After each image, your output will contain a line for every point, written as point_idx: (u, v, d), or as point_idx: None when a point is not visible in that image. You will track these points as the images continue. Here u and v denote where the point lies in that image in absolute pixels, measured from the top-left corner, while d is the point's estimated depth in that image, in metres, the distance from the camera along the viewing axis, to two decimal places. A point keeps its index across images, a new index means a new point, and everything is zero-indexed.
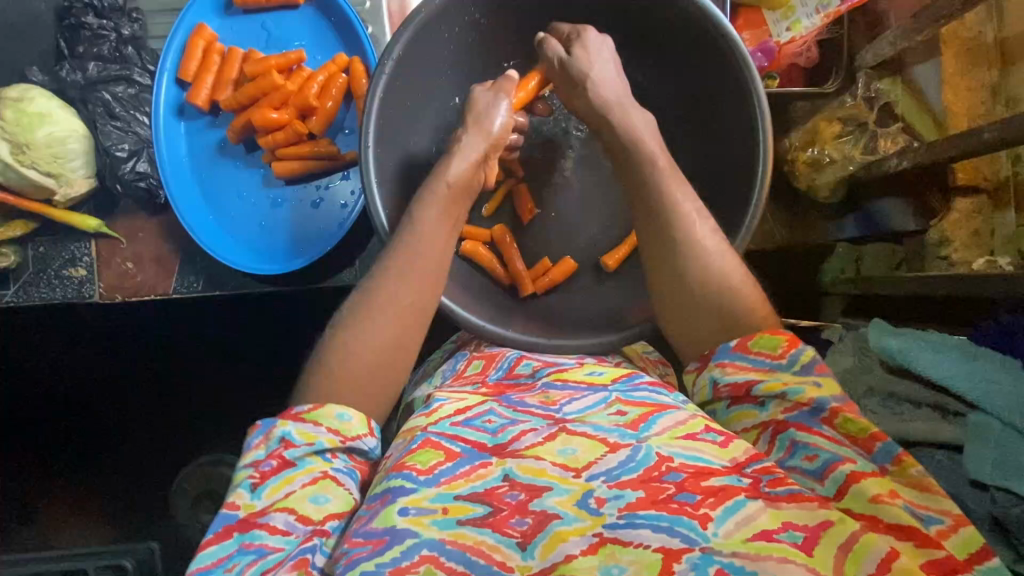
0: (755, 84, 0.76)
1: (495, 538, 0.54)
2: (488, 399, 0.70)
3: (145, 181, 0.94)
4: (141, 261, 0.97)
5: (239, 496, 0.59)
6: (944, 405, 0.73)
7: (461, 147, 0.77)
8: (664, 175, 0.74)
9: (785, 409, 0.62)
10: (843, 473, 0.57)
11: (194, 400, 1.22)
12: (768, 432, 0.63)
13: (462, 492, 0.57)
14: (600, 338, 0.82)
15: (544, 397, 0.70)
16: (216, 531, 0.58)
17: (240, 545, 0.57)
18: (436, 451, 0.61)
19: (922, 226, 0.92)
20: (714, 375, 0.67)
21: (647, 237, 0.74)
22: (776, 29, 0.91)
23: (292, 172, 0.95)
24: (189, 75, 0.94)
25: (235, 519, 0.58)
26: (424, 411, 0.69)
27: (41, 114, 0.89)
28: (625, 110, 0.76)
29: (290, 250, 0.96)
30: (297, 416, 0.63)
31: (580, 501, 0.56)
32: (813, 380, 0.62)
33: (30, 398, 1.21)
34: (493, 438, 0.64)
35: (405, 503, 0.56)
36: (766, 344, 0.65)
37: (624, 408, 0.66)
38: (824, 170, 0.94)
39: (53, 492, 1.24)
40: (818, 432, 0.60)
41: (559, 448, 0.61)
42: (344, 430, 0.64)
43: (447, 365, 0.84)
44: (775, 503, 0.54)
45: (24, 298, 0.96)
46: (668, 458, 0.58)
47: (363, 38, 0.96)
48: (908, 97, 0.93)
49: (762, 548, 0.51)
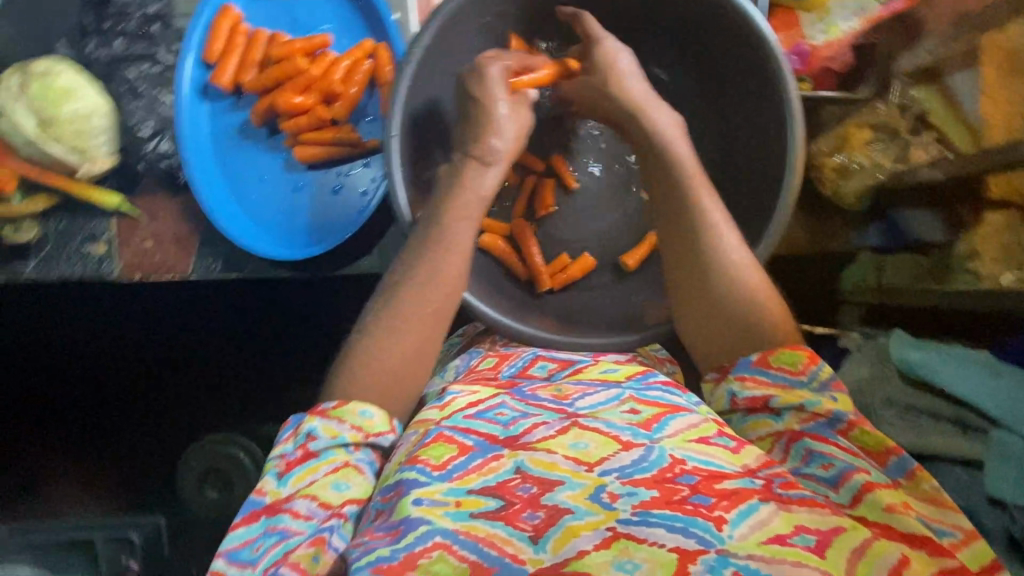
0: (787, 80, 0.74)
1: (507, 531, 0.53)
2: (500, 392, 0.71)
3: (167, 161, 0.95)
4: (161, 240, 0.97)
5: (267, 482, 0.61)
6: (965, 420, 0.73)
7: (496, 160, 0.79)
8: (695, 179, 0.76)
9: (801, 419, 0.63)
10: (858, 482, 0.57)
11: (208, 381, 1.23)
12: (784, 440, 0.64)
13: (475, 487, 0.57)
14: (616, 338, 0.84)
15: (555, 392, 0.72)
16: (244, 515, 0.60)
17: (266, 528, 0.58)
18: (450, 446, 0.61)
19: (950, 238, 0.89)
20: (732, 389, 0.67)
21: (672, 241, 0.76)
22: (811, 31, 0.92)
23: (315, 157, 0.95)
24: (213, 55, 0.92)
25: (262, 504, 0.60)
26: (437, 404, 0.69)
27: (67, 89, 0.89)
28: (656, 109, 0.80)
29: (312, 234, 0.97)
30: (323, 412, 0.64)
31: (592, 496, 0.56)
32: (829, 395, 0.63)
33: (46, 374, 1.22)
34: (505, 430, 0.64)
35: (419, 494, 0.56)
36: (786, 359, 0.65)
37: (638, 407, 0.66)
38: (851, 177, 0.93)
39: (63, 467, 1.26)
40: (833, 443, 0.61)
41: (571, 442, 0.61)
42: (366, 427, 0.64)
43: (460, 361, 0.83)
44: (786, 506, 0.54)
45: (44, 273, 0.96)
46: (682, 461, 0.58)
47: (388, 24, 0.94)
48: (944, 107, 0.89)
49: (777, 551, 0.50)
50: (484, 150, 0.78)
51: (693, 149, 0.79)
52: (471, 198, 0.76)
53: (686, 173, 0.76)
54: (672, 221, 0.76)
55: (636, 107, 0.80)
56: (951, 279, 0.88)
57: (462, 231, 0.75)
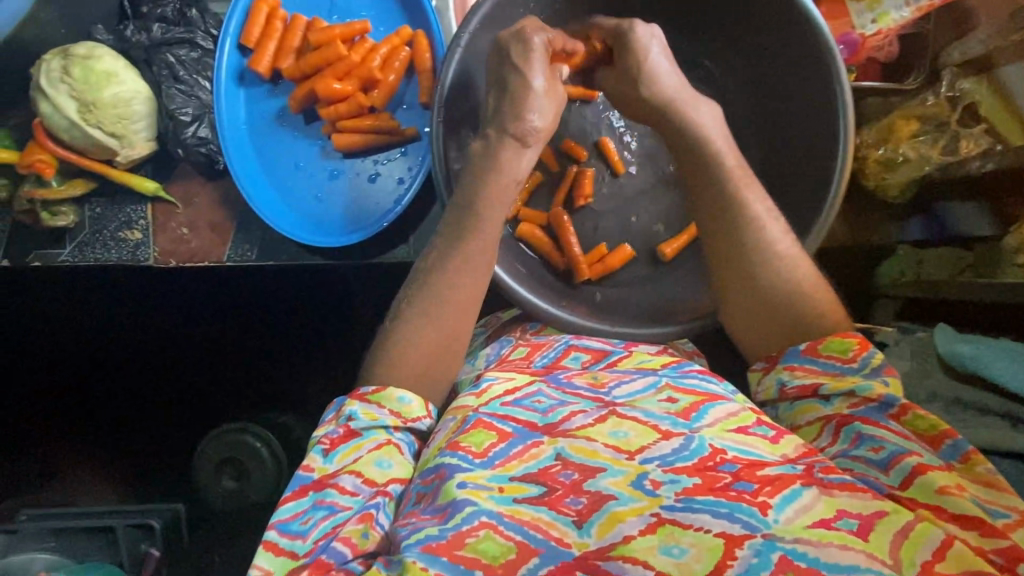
0: (838, 68, 0.74)
1: (551, 515, 0.54)
2: (535, 379, 0.71)
3: (206, 146, 0.93)
4: (196, 226, 0.97)
5: (312, 459, 0.61)
6: (1016, 414, 0.73)
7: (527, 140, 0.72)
8: (735, 173, 0.73)
9: (851, 404, 0.62)
10: (910, 464, 0.56)
11: (239, 369, 1.24)
12: (833, 424, 0.63)
13: (517, 473, 0.57)
14: (658, 329, 0.83)
15: (592, 379, 0.71)
16: (293, 489, 0.59)
17: (314, 502, 0.58)
18: (490, 432, 0.60)
19: (999, 231, 0.85)
20: (782, 378, 0.67)
21: (715, 236, 0.73)
22: (860, 21, 0.89)
23: (355, 145, 0.94)
24: (252, 41, 0.92)
25: (309, 480, 0.60)
26: (474, 391, 0.68)
27: (109, 73, 0.88)
28: (696, 104, 0.74)
29: (346, 223, 0.96)
30: (363, 396, 0.65)
31: (634, 482, 0.56)
32: (881, 380, 0.62)
33: (74, 362, 1.22)
34: (544, 418, 0.63)
35: (464, 478, 0.56)
36: (836, 348, 0.65)
37: (675, 395, 0.65)
38: (897, 170, 0.92)
39: (90, 454, 1.26)
40: (884, 427, 0.59)
41: (610, 430, 0.61)
42: (404, 412, 0.64)
43: (491, 349, 0.83)
44: (828, 490, 0.54)
45: (79, 259, 0.96)
46: (721, 451, 0.58)
47: (427, 11, 0.94)
48: (995, 98, 0.88)
49: (823, 535, 0.50)
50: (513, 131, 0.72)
51: (731, 137, 0.75)
52: (505, 183, 0.72)
53: (726, 169, 0.72)
54: (716, 215, 0.72)
55: (665, 104, 0.74)
56: (998, 273, 0.86)
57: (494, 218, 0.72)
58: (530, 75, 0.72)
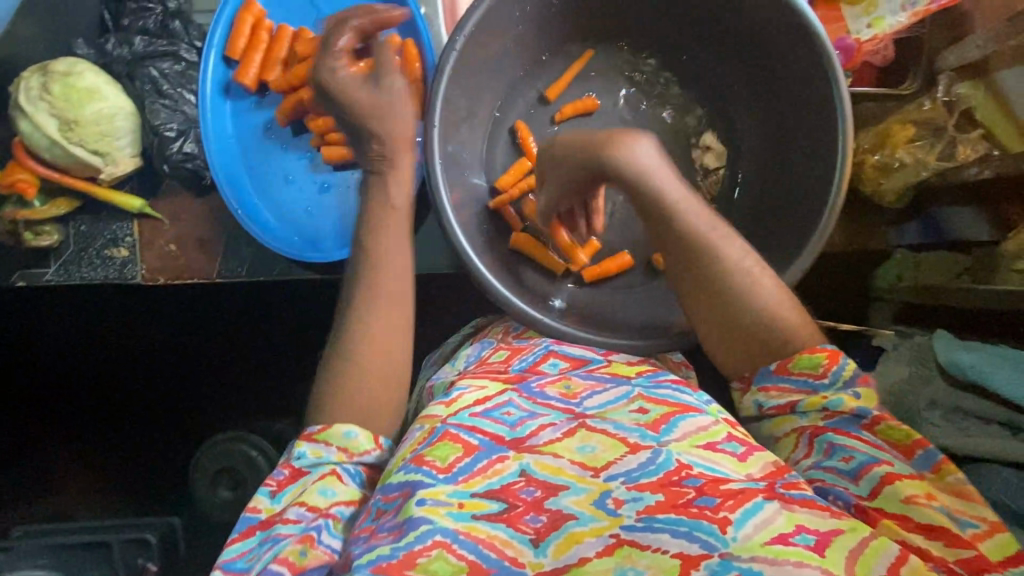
0: (836, 74, 0.74)
1: (508, 534, 0.53)
2: (507, 389, 0.69)
3: (192, 162, 0.92)
4: (185, 243, 0.95)
5: (258, 500, 0.61)
6: (1012, 421, 0.73)
7: (393, 171, 0.75)
8: (696, 219, 0.65)
9: (824, 416, 0.61)
10: (878, 474, 0.56)
11: (226, 369, 1.21)
12: (807, 435, 0.62)
13: (478, 490, 0.56)
14: (644, 341, 0.81)
15: (564, 389, 0.71)
16: (239, 531, 0.59)
17: (261, 539, 0.58)
18: (455, 445, 0.60)
19: (996, 238, 0.87)
20: (758, 400, 0.64)
21: (685, 287, 0.67)
22: (855, 25, 0.90)
23: (344, 159, 0.92)
24: (237, 53, 0.90)
25: (256, 520, 0.59)
26: (444, 400, 0.68)
27: (90, 90, 0.86)
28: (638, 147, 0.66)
29: (338, 236, 0.94)
30: (309, 436, 0.63)
31: (597, 501, 0.55)
32: (852, 391, 0.61)
33: (60, 375, 1.20)
34: (511, 431, 0.63)
35: (424, 495, 0.54)
36: (808, 364, 0.62)
37: (646, 406, 0.66)
38: (893, 175, 0.92)
39: (79, 471, 1.24)
40: (857, 436, 0.59)
41: (578, 445, 0.61)
42: (350, 448, 0.62)
43: (471, 350, 0.82)
44: (789, 505, 0.53)
45: (65, 277, 0.94)
46: (688, 466, 0.58)
47: (417, 20, 0.92)
48: (991, 102, 0.86)
49: (781, 552, 0.49)
50: (382, 163, 0.75)
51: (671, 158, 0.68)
52: (384, 210, 0.73)
53: (686, 214, 0.65)
54: (682, 267, 0.66)
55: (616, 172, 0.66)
56: (995, 278, 0.87)
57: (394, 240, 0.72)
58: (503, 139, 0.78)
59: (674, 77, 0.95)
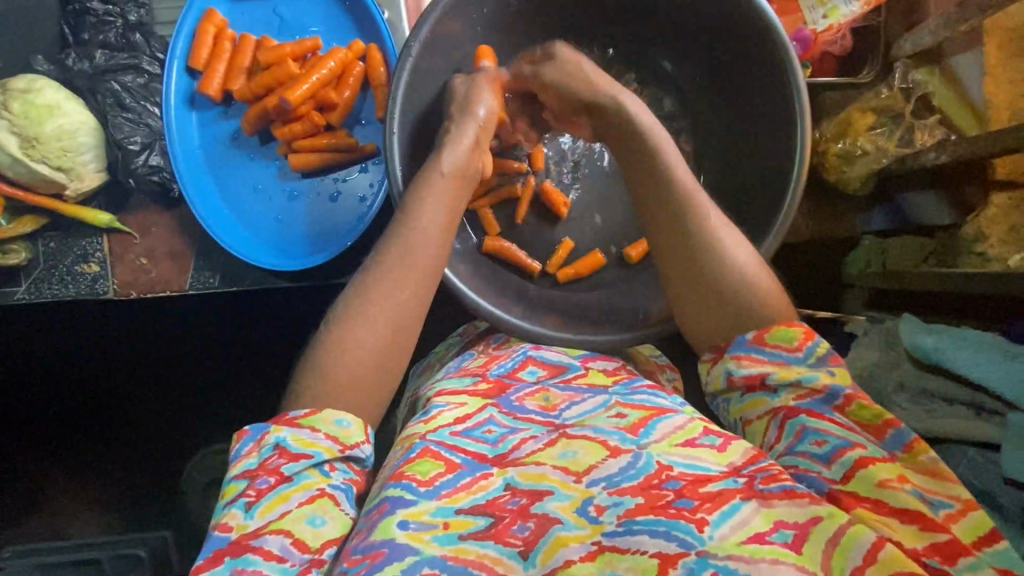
0: (791, 63, 0.75)
1: (496, 550, 0.53)
2: (486, 403, 0.68)
3: (158, 175, 0.92)
4: (155, 256, 0.94)
5: (232, 516, 0.55)
6: (980, 403, 0.73)
7: (452, 137, 0.75)
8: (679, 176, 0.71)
9: (797, 396, 0.60)
10: (852, 458, 0.56)
11: (202, 374, 1.19)
12: (779, 418, 0.61)
13: (463, 506, 0.56)
14: (618, 334, 0.82)
15: (543, 401, 0.69)
16: (206, 557, 0.53)
17: (231, 571, 0.52)
18: (436, 461, 0.59)
19: (957, 220, 0.88)
20: (729, 367, 0.63)
21: (663, 239, 0.71)
22: (812, 16, 0.90)
23: (310, 165, 0.92)
24: (200, 62, 0.90)
25: (226, 542, 0.54)
26: (423, 417, 0.67)
27: (50, 106, 0.86)
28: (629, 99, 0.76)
29: (307, 243, 0.94)
30: (292, 421, 0.59)
31: (579, 509, 0.56)
32: (827, 369, 0.60)
33: (37, 394, 1.18)
34: (493, 449, 0.62)
35: (405, 516, 0.54)
36: (783, 337, 0.62)
37: (624, 411, 0.65)
38: (856, 163, 0.94)
39: (61, 489, 1.22)
40: (828, 418, 0.59)
41: (559, 452, 0.61)
42: (343, 438, 0.59)
43: (453, 362, 0.80)
44: (767, 501, 0.54)
45: (36, 295, 0.93)
46: (669, 467, 0.58)
47: (379, 25, 0.92)
48: (946, 87, 0.92)
49: (756, 551, 0.51)
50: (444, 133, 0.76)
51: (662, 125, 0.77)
52: (437, 177, 0.72)
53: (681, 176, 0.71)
54: (667, 213, 0.70)
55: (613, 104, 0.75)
56: (958, 262, 0.88)
57: (435, 216, 0.70)
58: (474, 105, 0.78)
59: (632, 66, 0.94)
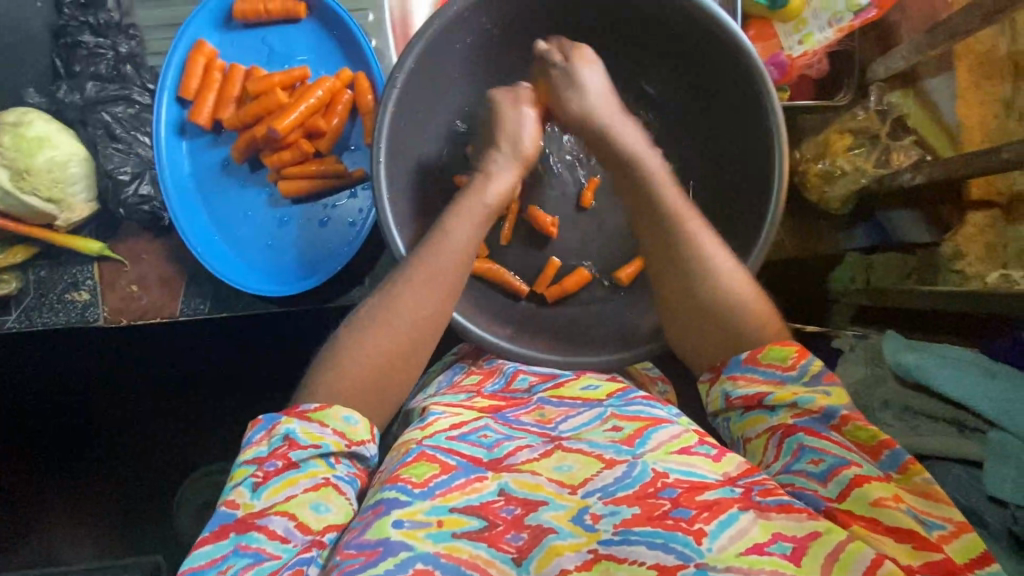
0: (767, 90, 0.76)
1: (490, 553, 0.54)
2: (483, 415, 0.68)
3: (148, 205, 0.92)
4: (146, 283, 0.95)
5: (239, 493, 0.57)
6: (962, 421, 0.74)
7: (496, 170, 0.77)
8: (675, 204, 0.73)
9: (795, 415, 0.61)
10: (848, 477, 0.56)
11: (195, 397, 1.19)
12: (777, 436, 0.62)
13: (456, 505, 0.57)
14: (606, 355, 0.82)
15: (539, 416, 0.69)
16: (212, 530, 0.55)
17: (235, 545, 0.54)
18: (432, 464, 0.60)
19: (936, 239, 0.93)
20: (726, 388, 0.65)
21: (661, 266, 0.72)
22: (788, 42, 0.92)
23: (299, 191, 0.93)
24: (189, 93, 0.91)
25: (232, 517, 0.55)
26: (420, 424, 0.67)
27: (40, 138, 0.87)
28: (623, 128, 0.77)
29: (298, 270, 0.95)
30: (303, 414, 0.61)
31: (576, 517, 0.56)
32: (822, 390, 0.61)
33: (29, 421, 1.18)
34: (489, 453, 0.62)
35: (400, 515, 0.55)
36: (776, 355, 0.64)
37: (619, 423, 0.65)
38: (836, 183, 0.95)
39: (51, 517, 1.21)
40: (826, 437, 0.59)
41: (554, 465, 0.61)
42: (349, 434, 0.61)
43: (443, 376, 0.82)
44: (765, 513, 0.54)
45: (27, 324, 0.93)
46: (663, 475, 0.58)
47: (367, 53, 0.94)
48: (921, 110, 0.94)
49: (756, 562, 0.51)
50: (487, 163, 0.78)
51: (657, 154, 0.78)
52: (479, 206, 0.74)
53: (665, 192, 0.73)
54: (664, 241, 0.71)
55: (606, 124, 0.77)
56: (939, 280, 0.93)
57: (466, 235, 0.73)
58: (523, 135, 0.78)
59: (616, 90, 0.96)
